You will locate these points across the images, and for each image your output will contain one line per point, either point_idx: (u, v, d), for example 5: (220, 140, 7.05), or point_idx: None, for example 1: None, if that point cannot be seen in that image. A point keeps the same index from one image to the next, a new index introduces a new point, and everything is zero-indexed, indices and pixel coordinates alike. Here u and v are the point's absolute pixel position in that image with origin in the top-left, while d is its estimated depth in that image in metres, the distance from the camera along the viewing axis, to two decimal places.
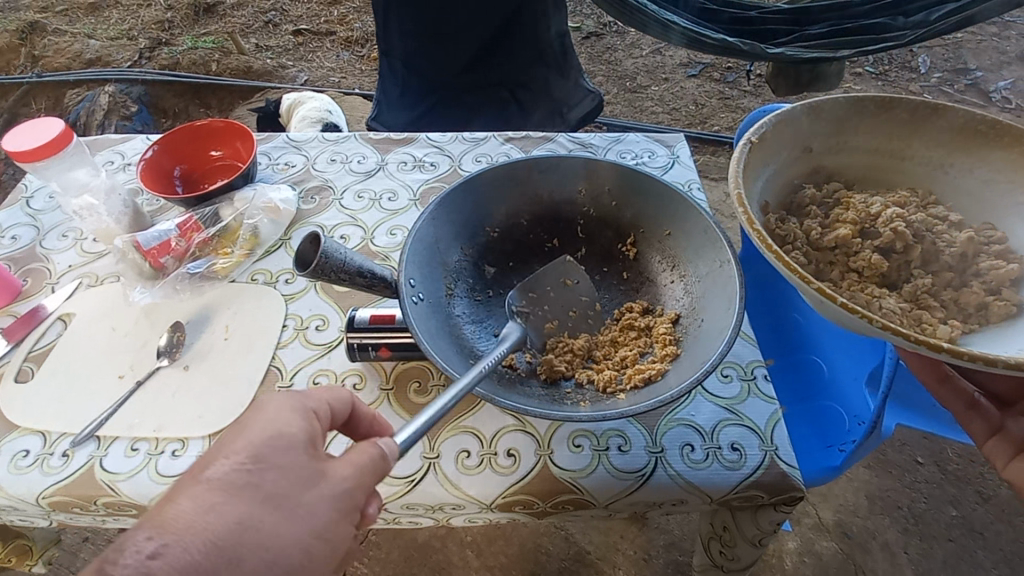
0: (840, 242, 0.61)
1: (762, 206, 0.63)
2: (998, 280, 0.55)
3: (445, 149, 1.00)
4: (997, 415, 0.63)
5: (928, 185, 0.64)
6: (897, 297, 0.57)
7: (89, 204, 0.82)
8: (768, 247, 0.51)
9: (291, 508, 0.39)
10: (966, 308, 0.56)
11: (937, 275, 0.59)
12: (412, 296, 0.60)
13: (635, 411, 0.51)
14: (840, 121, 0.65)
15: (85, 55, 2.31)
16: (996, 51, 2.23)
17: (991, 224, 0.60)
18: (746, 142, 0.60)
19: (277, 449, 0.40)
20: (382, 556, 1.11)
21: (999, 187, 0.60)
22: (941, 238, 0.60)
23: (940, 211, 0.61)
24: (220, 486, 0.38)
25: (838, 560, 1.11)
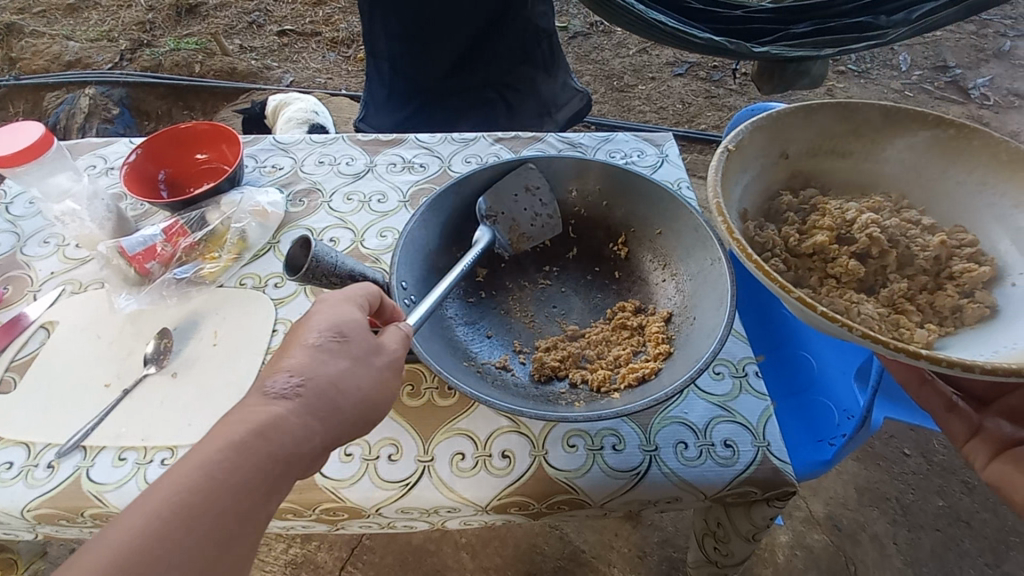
0: (818, 248, 0.62)
1: (742, 211, 0.63)
2: (971, 283, 0.57)
3: (434, 150, 1.00)
4: (975, 416, 0.64)
5: (901, 189, 0.65)
6: (875, 302, 0.58)
7: (71, 210, 0.80)
8: (749, 255, 0.52)
9: (368, 363, 0.47)
10: (941, 311, 0.57)
11: (913, 278, 0.60)
12: (405, 299, 0.60)
13: (628, 411, 0.51)
14: (816, 126, 0.65)
15: (64, 57, 2.27)
16: (974, 49, 2.27)
17: (963, 227, 0.60)
18: (724, 150, 0.61)
19: (352, 327, 0.48)
20: (377, 560, 1.11)
21: (971, 188, 0.61)
22: (915, 242, 0.60)
23: (914, 215, 0.62)
24: (317, 350, 0.46)
25: (829, 552, 1.12)
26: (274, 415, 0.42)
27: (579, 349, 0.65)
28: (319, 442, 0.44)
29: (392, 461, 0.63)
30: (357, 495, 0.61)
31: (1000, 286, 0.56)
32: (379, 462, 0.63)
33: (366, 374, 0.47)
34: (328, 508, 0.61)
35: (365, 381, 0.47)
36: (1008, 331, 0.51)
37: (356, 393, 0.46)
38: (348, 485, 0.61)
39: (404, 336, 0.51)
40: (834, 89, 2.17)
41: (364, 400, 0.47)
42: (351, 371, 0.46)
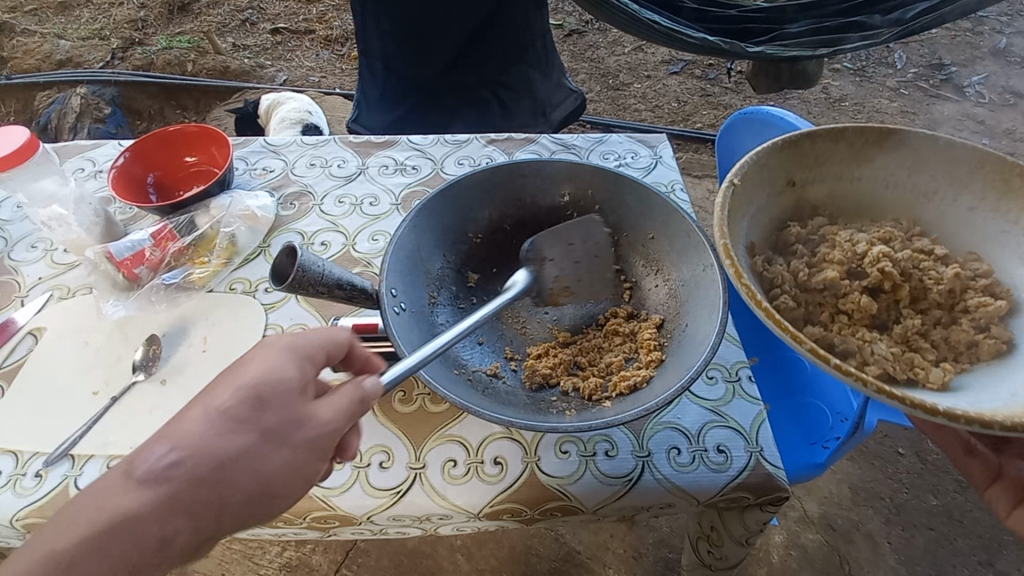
0: (828, 283, 0.60)
1: (749, 245, 0.61)
2: (987, 317, 0.56)
3: (427, 152, 0.99)
4: (995, 460, 0.63)
5: (913, 214, 0.63)
6: (888, 339, 0.57)
7: (57, 214, 0.79)
8: (758, 303, 0.49)
9: (279, 441, 0.42)
10: (956, 345, 0.56)
11: (926, 313, 0.59)
12: (395, 306, 0.59)
13: (621, 420, 0.51)
14: (825, 156, 0.63)
15: (55, 56, 2.25)
16: (969, 47, 2.27)
17: (975, 254, 0.59)
18: (730, 186, 0.58)
19: (274, 391, 0.43)
20: (372, 563, 1.11)
21: (984, 216, 0.59)
22: (927, 275, 0.59)
23: (926, 244, 0.60)
24: (224, 415, 0.41)
25: (824, 551, 1.13)
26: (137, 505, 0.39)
27: (576, 357, 0.65)
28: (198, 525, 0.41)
29: (383, 468, 0.62)
30: (347, 503, 0.60)
31: (1015, 319, 0.56)
32: (370, 470, 0.62)
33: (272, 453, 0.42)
34: (318, 516, 0.61)
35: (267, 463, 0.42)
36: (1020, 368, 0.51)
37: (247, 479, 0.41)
38: (337, 493, 0.61)
39: (344, 403, 0.44)
40: (830, 87, 2.17)
41: (260, 485, 0.42)
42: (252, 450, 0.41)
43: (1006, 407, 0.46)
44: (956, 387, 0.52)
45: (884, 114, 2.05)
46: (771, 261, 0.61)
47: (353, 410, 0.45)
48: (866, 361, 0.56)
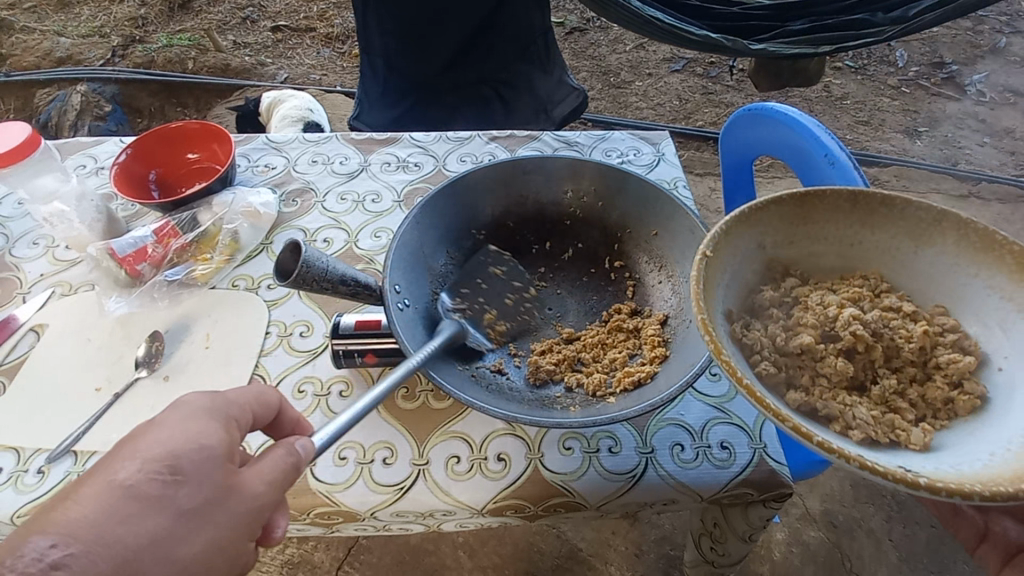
0: (805, 348, 0.51)
1: (725, 313, 0.51)
2: (959, 372, 0.47)
3: (429, 149, 0.99)
4: (981, 520, 0.63)
5: (878, 268, 0.54)
6: (868, 402, 0.48)
7: (60, 211, 0.79)
8: (739, 379, 0.42)
9: (201, 520, 0.39)
10: (933, 402, 0.48)
11: (900, 370, 0.50)
12: (397, 303, 0.59)
13: (624, 416, 0.51)
14: (785, 215, 0.53)
15: (55, 54, 2.24)
16: (970, 45, 2.27)
17: (944, 308, 0.51)
18: (701, 259, 0.48)
19: (195, 463, 0.39)
20: (374, 560, 1.11)
21: (950, 269, 0.51)
22: (898, 334, 0.50)
23: (895, 301, 0.52)
24: (136, 493, 0.37)
25: (826, 548, 1.13)
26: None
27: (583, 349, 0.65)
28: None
29: (387, 464, 0.62)
30: (351, 499, 0.60)
31: (988, 370, 0.47)
32: (374, 466, 0.62)
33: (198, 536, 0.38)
34: (321, 513, 0.61)
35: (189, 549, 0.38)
36: (1007, 426, 0.42)
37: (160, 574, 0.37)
38: (341, 489, 0.61)
39: (280, 465, 0.42)
40: (831, 85, 2.17)
41: None
42: (169, 535, 0.38)
43: (996, 472, 0.38)
44: (940, 448, 0.44)
45: (885, 112, 2.05)
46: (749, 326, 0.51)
47: (285, 477, 0.42)
48: (849, 427, 0.47)
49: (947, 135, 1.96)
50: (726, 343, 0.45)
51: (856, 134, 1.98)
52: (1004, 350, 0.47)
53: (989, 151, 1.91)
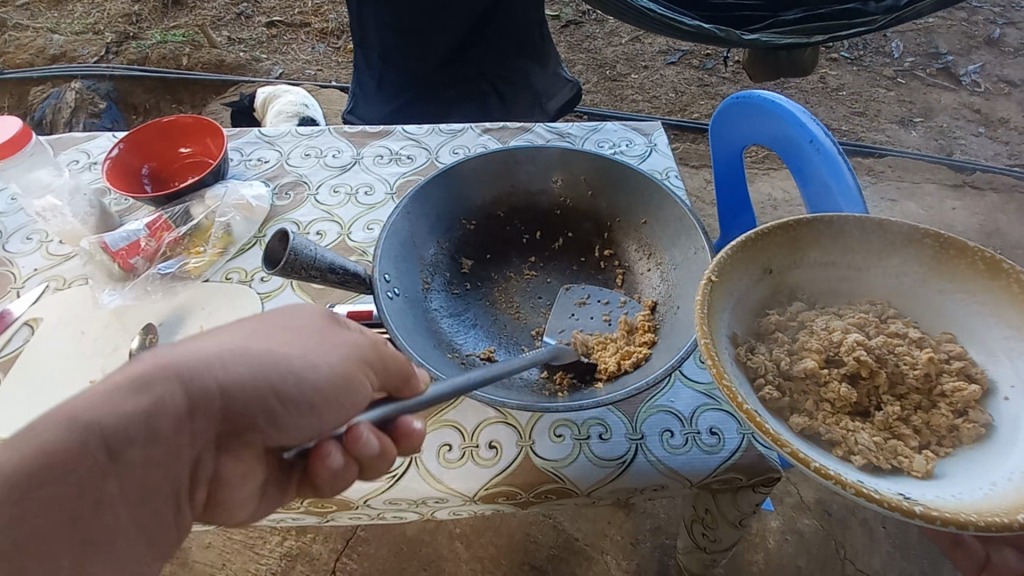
0: (810, 372, 0.50)
1: (731, 336, 0.51)
2: (964, 402, 0.47)
3: (422, 142, 0.99)
4: (982, 551, 0.68)
5: (885, 295, 0.55)
6: (871, 428, 0.48)
7: (52, 205, 0.80)
8: (739, 404, 0.43)
9: (310, 351, 0.42)
10: (937, 430, 0.47)
11: (903, 397, 0.50)
12: (387, 292, 0.60)
13: (609, 399, 0.52)
14: (792, 241, 0.54)
15: (48, 51, 2.24)
16: (966, 35, 2.26)
17: (951, 335, 0.51)
18: (706, 283, 0.49)
19: (300, 310, 0.46)
20: (371, 552, 1.12)
21: (957, 298, 0.51)
22: (903, 360, 0.50)
23: (900, 326, 0.52)
24: (252, 319, 0.44)
25: (819, 536, 1.14)
26: (143, 411, 0.36)
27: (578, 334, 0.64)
28: (210, 432, 0.40)
29: None
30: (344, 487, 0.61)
31: (994, 400, 0.47)
32: None
33: (311, 364, 0.42)
34: (315, 501, 0.61)
35: (298, 367, 0.41)
36: (1014, 457, 0.42)
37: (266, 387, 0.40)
38: None
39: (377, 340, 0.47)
40: (827, 76, 2.16)
41: (273, 368, 0.40)
42: (282, 352, 0.41)
43: (993, 503, 0.38)
44: (942, 477, 0.43)
45: (881, 103, 2.05)
46: (755, 348, 0.52)
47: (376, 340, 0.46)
48: (850, 452, 0.46)
49: (942, 126, 1.96)
50: (727, 366, 0.46)
51: (852, 125, 1.98)
52: (1011, 378, 0.47)
53: (985, 141, 1.91)
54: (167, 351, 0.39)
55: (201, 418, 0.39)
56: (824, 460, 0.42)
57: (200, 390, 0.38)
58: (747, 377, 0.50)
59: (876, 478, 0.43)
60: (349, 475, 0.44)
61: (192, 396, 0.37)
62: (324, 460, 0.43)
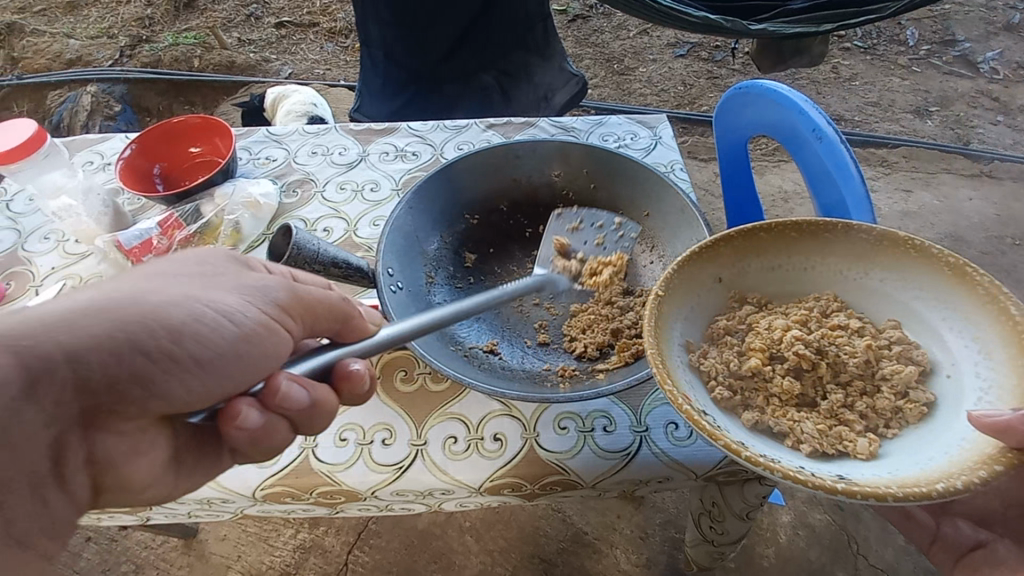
0: (755, 370, 0.52)
1: (685, 343, 0.54)
2: (903, 382, 0.50)
3: (427, 138, 0.99)
4: (933, 523, 0.65)
5: (831, 290, 0.57)
6: (816, 416, 0.50)
7: (67, 205, 0.83)
8: (680, 405, 0.45)
9: (185, 301, 0.43)
10: (882, 413, 0.50)
11: (848, 384, 0.52)
12: (390, 285, 0.60)
13: (611, 390, 0.53)
14: (737, 250, 0.57)
15: (65, 56, 2.28)
16: (983, 22, 2.21)
17: (896, 322, 0.54)
18: (654, 300, 0.51)
19: (188, 263, 0.47)
20: (383, 545, 1.13)
21: (897, 286, 0.54)
22: (843, 349, 0.52)
23: (842, 319, 0.54)
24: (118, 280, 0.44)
25: (832, 530, 1.13)
26: None
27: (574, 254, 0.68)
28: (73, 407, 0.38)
29: (386, 445, 0.64)
30: (352, 478, 0.62)
31: (936, 378, 0.50)
32: (373, 447, 0.64)
33: (187, 311, 0.42)
34: (324, 491, 0.62)
35: (172, 320, 0.41)
36: (951, 433, 0.46)
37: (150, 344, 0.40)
38: (343, 469, 0.62)
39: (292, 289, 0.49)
40: (840, 66, 2.13)
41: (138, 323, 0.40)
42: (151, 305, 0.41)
43: (926, 474, 0.41)
44: (884, 456, 0.46)
45: (895, 92, 2.01)
46: (708, 353, 0.54)
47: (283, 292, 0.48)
48: (798, 441, 0.48)
49: (959, 114, 1.92)
50: (674, 373, 0.48)
51: (865, 115, 1.94)
52: (952, 357, 0.50)
53: (1003, 129, 1.87)
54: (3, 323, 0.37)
55: (49, 390, 0.36)
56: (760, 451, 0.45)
57: (41, 360, 0.36)
58: (699, 381, 0.52)
59: (821, 464, 0.46)
60: (281, 432, 0.46)
61: (33, 368, 0.36)
62: (236, 420, 0.43)
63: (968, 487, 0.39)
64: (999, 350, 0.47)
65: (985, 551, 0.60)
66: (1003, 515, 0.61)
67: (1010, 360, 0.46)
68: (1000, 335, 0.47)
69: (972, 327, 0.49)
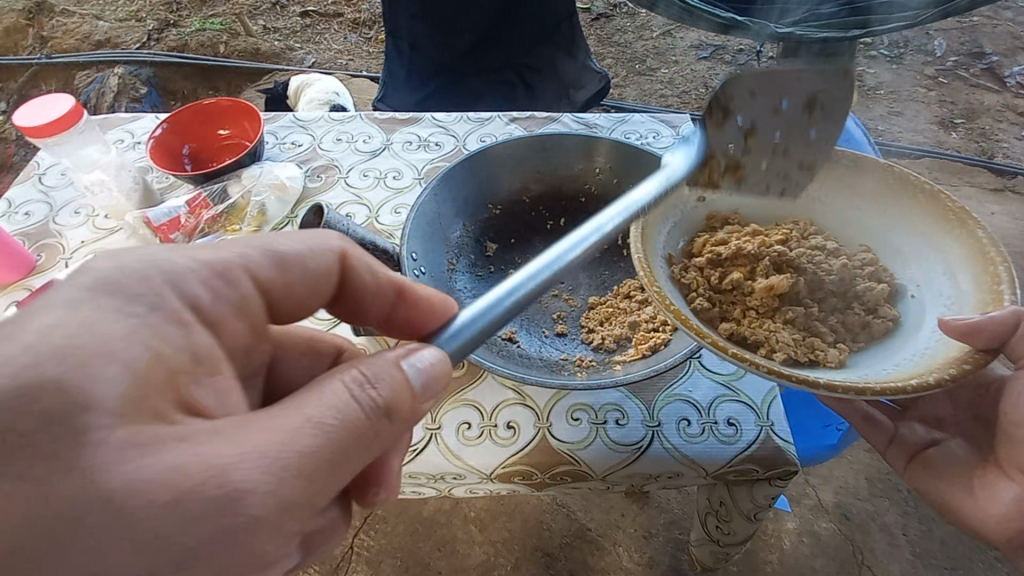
0: (736, 284, 0.61)
1: (667, 257, 0.63)
2: (874, 300, 0.59)
3: (450, 129, 1.00)
4: (892, 424, 0.65)
5: (811, 218, 0.68)
6: (790, 328, 0.58)
7: (101, 179, 0.85)
8: (669, 306, 0.51)
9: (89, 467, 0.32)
10: (852, 327, 0.58)
11: (823, 301, 0.61)
12: (414, 270, 0.62)
13: (628, 379, 0.54)
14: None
15: (94, 37, 2.32)
16: (1013, 35, 2.17)
17: (867, 247, 0.64)
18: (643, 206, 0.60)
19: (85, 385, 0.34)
20: (388, 530, 1.14)
21: (869, 213, 0.65)
22: (821, 268, 0.61)
23: (819, 240, 0.64)
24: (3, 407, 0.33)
25: (837, 539, 1.12)
26: None
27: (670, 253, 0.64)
28: None
29: None
30: None
31: (902, 299, 0.59)
32: None
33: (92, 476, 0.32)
34: None
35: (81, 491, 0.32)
36: (917, 341, 0.54)
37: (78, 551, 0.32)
38: None
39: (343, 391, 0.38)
40: (865, 74, 2.10)
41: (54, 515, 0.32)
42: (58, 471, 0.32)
43: (897, 372, 0.49)
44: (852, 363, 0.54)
45: (919, 103, 1.99)
46: (688, 266, 0.63)
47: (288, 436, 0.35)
48: (772, 350, 0.56)
49: (984, 128, 1.89)
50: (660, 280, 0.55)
51: (888, 124, 1.92)
52: (917, 281, 0.59)
53: None
54: None
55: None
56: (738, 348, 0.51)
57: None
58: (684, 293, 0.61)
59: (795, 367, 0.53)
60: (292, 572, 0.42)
61: None
62: None
63: (940, 382, 0.46)
64: (960, 266, 0.56)
65: (940, 448, 0.61)
66: (954, 418, 0.63)
67: (973, 276, 0.55)
68: (963, 255, 0.56)
69: (939, 252, 0.59)
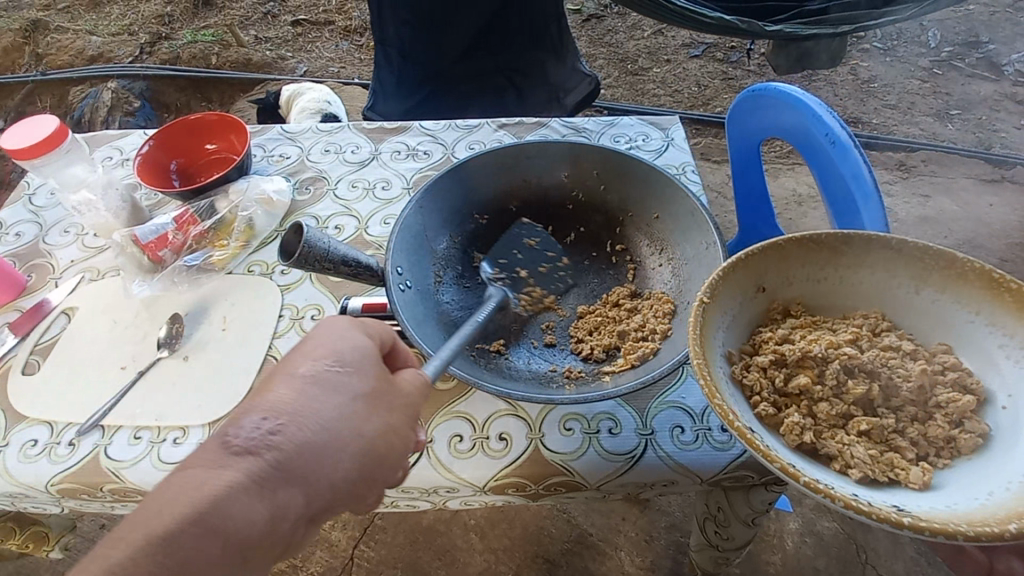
0: (803, 389, 0.51)
1: (726, 354, 0.52)
2: (960, 412, 0.48)
3: (439, 137, 1.00)
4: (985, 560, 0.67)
5: (880, 307, 0.56)
6: (867, 441, 0.48)
7: (87, 200, 0.84)
8: (732, 422, 0.43)
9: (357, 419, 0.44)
10: (934, 441, 0.48)
11: (900, 410, 0.50)
12: (400, 284, 0.62)
13: (616, 391, 0.53)
14: (783, 257, 0.55)
15: (87, 52, 2.32)
16: (1009, 23, 2.16)
17: (947, 346, 0.52)
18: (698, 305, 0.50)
19: (354, 359, 0.46)
20: (388, 539, 1.14)
21: (949, 307, 0.52)
22: (897, 373, 0.51)
23: (893, 340, 0.53)
24: (312, 380, 0.44)
25: (839, 539, 1.11)
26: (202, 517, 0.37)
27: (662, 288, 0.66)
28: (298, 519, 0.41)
29: None
30: None
31: (991, 409, 0.48)
32: None
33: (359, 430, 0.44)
34: None
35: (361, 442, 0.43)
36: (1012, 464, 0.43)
37: (238, 467, 0.39)
38: None
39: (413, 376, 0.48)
40: (859, 68, 2.10)
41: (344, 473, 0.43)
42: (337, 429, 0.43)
43: (989, 511, 0.39)
44: (939, 487, 0.44)
45: (916, 95, 1.97)
46: (749, 365, 0.52)
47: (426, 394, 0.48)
48: (847, 466, 0.47)
49: (981, 117, 1.88)
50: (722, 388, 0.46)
51: (883, 117, 1.91)
52: (1009, 388, 0.48)
53: None
54: (275, 444, 0.40)
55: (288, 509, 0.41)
56: (813, 475, 0.43)
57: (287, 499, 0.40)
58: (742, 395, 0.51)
59: (873, 491, 0.44)
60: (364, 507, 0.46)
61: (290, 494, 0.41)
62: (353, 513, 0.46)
63: None
64: None
65: None
66: None
67: None
68: None
69: None
